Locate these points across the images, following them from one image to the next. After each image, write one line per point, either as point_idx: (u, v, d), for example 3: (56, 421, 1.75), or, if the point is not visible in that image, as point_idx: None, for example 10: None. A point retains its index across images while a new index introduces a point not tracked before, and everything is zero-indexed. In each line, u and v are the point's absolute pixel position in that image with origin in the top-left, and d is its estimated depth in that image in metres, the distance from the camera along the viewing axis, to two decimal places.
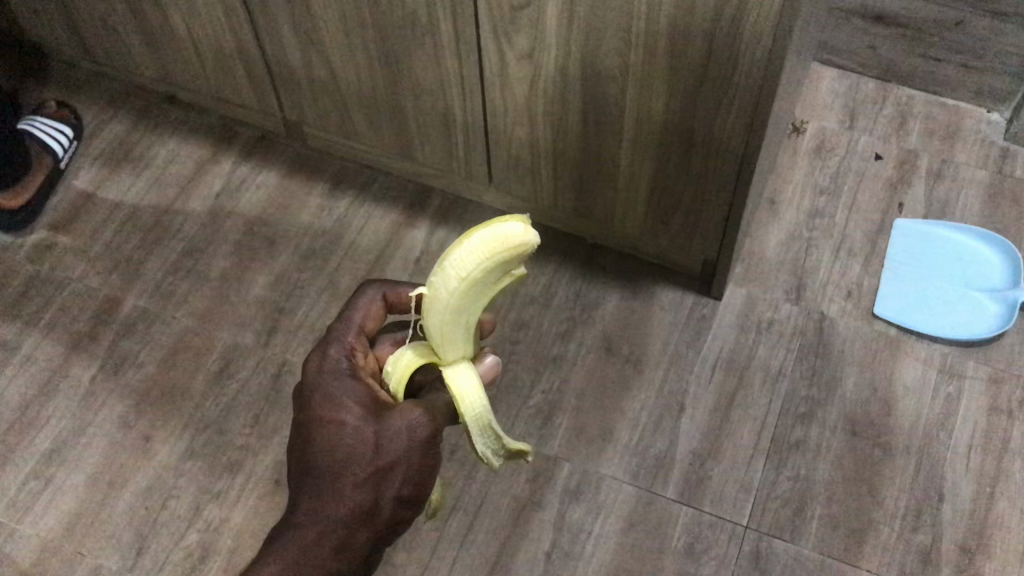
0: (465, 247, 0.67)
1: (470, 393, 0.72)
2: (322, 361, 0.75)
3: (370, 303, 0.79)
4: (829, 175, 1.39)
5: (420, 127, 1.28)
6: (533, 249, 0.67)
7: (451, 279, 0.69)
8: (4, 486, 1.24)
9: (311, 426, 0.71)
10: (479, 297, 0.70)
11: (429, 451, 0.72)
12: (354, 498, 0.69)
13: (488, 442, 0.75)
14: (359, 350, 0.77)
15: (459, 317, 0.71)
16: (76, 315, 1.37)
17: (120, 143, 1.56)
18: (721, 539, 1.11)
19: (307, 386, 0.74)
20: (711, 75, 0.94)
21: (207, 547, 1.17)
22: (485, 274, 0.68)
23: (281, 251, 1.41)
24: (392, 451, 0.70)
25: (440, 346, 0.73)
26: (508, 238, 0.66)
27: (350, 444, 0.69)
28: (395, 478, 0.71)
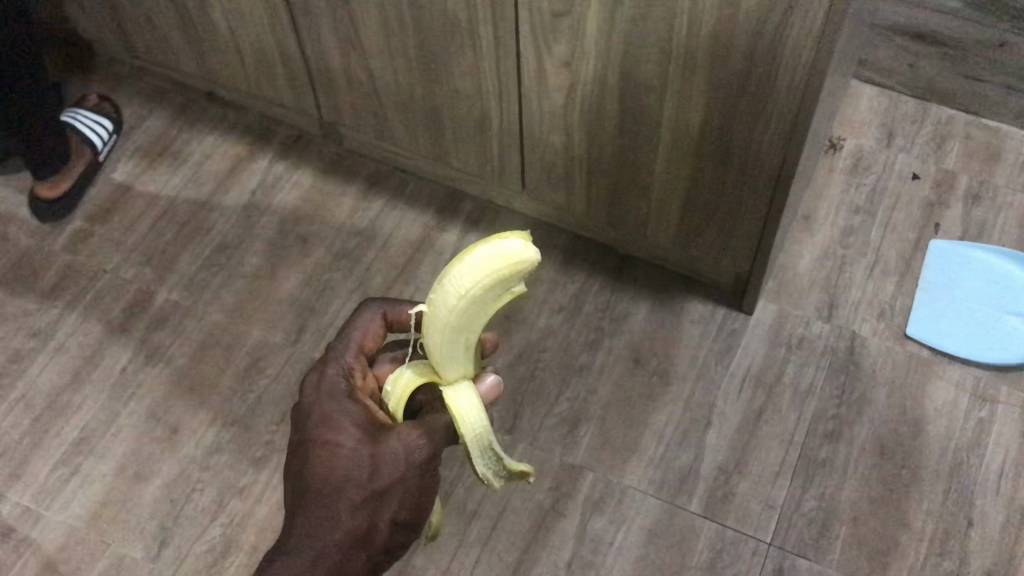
0: (465, 264, 0.67)
1: (468, 412, 0.70)
2: (321, 380, 0.74)
3: (369, 321, 0.78)
4: (865, 193, 1.37)
5: (456, 131, 1.29)
6: (534, 267, 0.66)
7: (451, 296, 0.68)
8: (33, 473, 1.25)
9: (306, 448, 0.70)
10: (480, 316, 0.70)
11: (427, 473, 0.71)
12: (349, 521, 0.68)
13: (490, 463, 0.73)
14: (357, 370, 0.77)
15: (459, 335, 0.70)
16: (109, 306, 1.39)
17: (160, 137, 1.58)
18: (744, 555, 1.11)
19: (305, 405, 0.73)
20: (750, 88, 0.93)
21: (230, 541, 1.18)
22: (485, 292, 0.67)
23: (313, 250, 1.41)
24: (388, 475, 0.69)
25: (441, 364, 0.72)
26: (509, 254, 0.66)
27: (346, 467, 0.69)
28: (392, 501, 0.70)
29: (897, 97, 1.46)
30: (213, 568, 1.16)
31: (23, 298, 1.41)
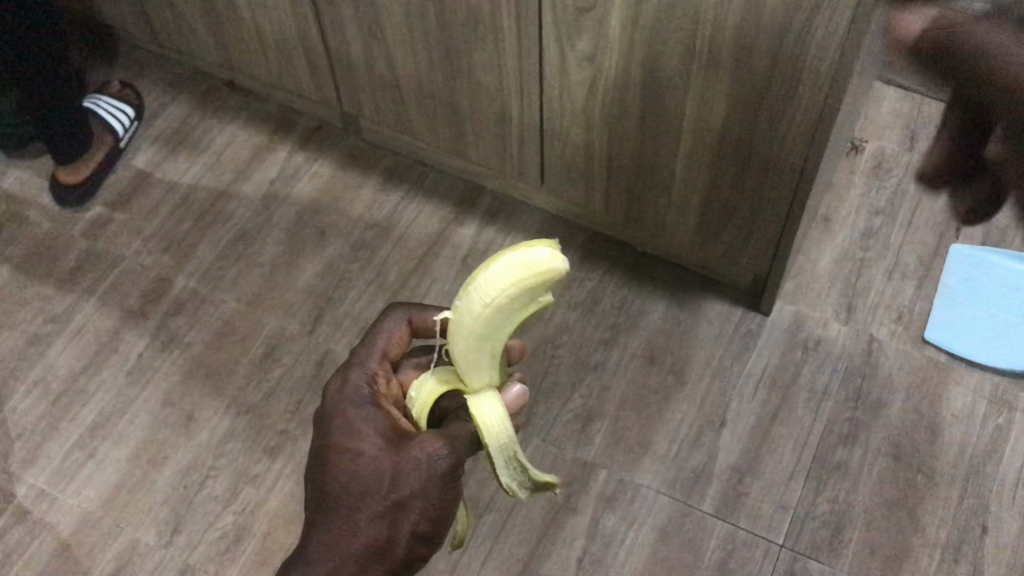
0: (490, 273, 0.68)
1: (492, 419, 0.70)
2: (344, 385, 0.73)
3: (394, 327, 0.77)
4: (886, 196, 1.36)
5: (476, 125, 1.28)
6: (561, 276, 0.67)
7: (477, 304, 0.68)
8: (49, 456, 1.26)
9: (328, 454, 0.70)
10: (506, 326, 0.70)
11: (449, 483, 0.70)
12: (368, 532, 0.68)
13: (513, 472, 0.73)
14: (381, 376, 0.75)
15: (484, 344, 0.70)
16: (127, 293, 1.40)
17: (181, 125, 1.58)
18: (756, 556, 1.10)
19: (327, 408, 0.72)
20: (773, 87, 0.93)
21: (242, 529, 1.18)
22: (512, 301, 0.68)
23: (330, 241, 1.42)
24: (409, 486, 0.68)
25: (465, 372, 0.72)
26: (536, 263, 0.67)
27: (366, 476, 0.68)
28: (412, 513, 0.69)
29: (920, 100, 1.45)
30: (225, 555, 1.17)
31: (43, 282, 1.42)
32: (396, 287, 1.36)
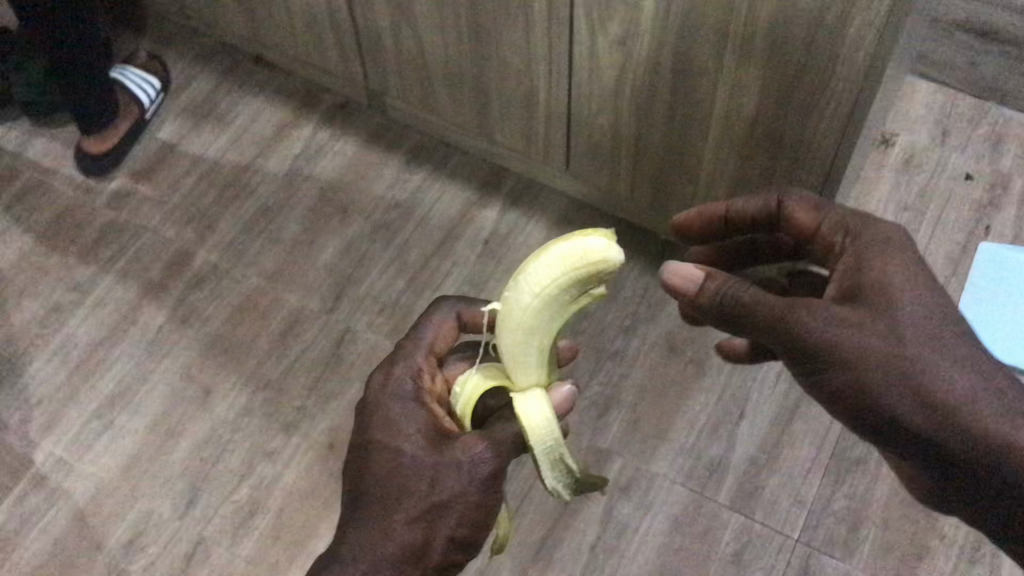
0: (542, 261, 0.67)
1: (537, 417, 0.69)
2: (387, 380, 0.73)
3: (442, 321, 0.77)
4: (915, 191, 1.35)
5: (503, 107, 1.27)
6: (615, 266, 0.65)
7: (526, 295, 0.68)
8: (67, 423, 1.27)
9: (368, 450, 0.70)
10: (556, 318, 0.69)
11: (490, 488, 0.69)
12: (404, 535, 0.66)
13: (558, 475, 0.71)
14: (426, 372, 0.75)
15: (533, 338, 0.69)
16: (149, 264, 1.40)
17: (206, 98, 1.58)
18: (770, 550, 1.10)
19: (368, 403, 0.72)
20: (806, 77, 0.91)
21: (256, 504, 1.19)
22: (562, 290, 0.67)
23: (353, 219, 1.41)
24: (449, 488, 0.67)
25: (514, 368, 0.71)
26: (589, 252, 0.65)
27: (405, 478, 0.67)
28: (451, 517, 0.68)
29: (954, 95, 1.43)
30: (239, 529, 1.17)
31: (65, 251, 1.42)
32: (417, 268, 1.36)
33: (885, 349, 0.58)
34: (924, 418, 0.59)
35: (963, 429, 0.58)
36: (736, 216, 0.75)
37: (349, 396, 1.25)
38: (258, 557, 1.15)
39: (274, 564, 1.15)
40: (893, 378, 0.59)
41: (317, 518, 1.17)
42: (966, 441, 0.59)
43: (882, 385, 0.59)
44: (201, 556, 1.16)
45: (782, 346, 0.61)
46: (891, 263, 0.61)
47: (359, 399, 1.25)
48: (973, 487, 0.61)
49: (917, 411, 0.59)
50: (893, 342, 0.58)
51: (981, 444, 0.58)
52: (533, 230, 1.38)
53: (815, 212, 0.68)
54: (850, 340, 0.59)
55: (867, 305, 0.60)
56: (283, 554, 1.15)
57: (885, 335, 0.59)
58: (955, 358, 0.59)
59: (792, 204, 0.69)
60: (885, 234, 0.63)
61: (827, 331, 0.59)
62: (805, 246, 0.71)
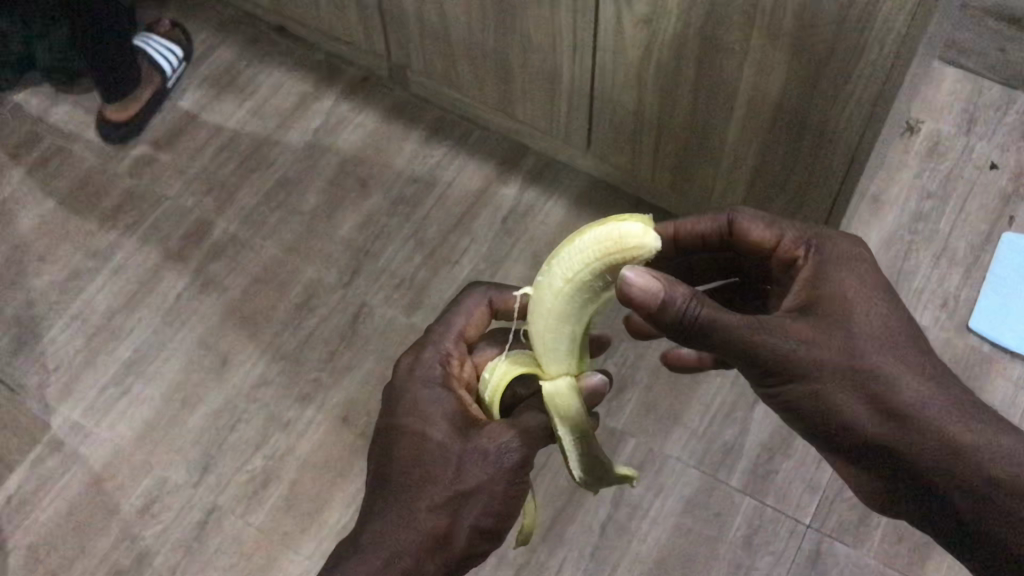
0: (575, 247, 0.67)
1: (571, 412, 0.70)
2: (416, 363, 0.74)
3: (473, 307, 0.79)
4: (939, 178, 1.33)
5: (525, 84, 1.27)
6: (650, 254, 0.64)
7: (558, 280, 0.68)
8: (85, 389, 1.28)
9: (395, 435, 0.70)
10: (587, 305, 0.69)
11: (517, 479, 0.69)
12: (428, 522, 0.66)
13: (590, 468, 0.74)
14: (455, 357, 0.76)
15: (563, 326, 0.70)
16: (169, 233, 1.41)
17: (228, 68, 1.58)
18: (781, 535, 1.10)
19: (396, 386, 0.73)
20: (833, 61, 0.90)
21: (270, 474, 1.19)
22: (593, 278, 0.67)
23: (372, 193, 1.41)
24: (474, 478, 0.67)
25: (543, 355, 0.72)
26: (623, 237, 0.64)
27: (431, 465, 0.67)
28: (476, 505, 0.67)
29: (982, 82, 1.41)
30: (253, 498, 1.18)
31: (85, 217, 1.43)
32: (435, 244, 1.35)
33: (840, 360, 0.58)
34: (881, 425, 0.58)
35: (919, 436, 0.58)
36: (687, 237, 0.74)
37: (364, 370, 1.26)
38: (271, 526, 1.16)
39: (286, 533, 1.15)
40: (850, 388, 0.58)
41: (330, 489, 1.18)
42: (922, 449, 0.58)
43: (839, 394, 0.58)
44: (214, 524, 1.17)
45: (738, 363, 0.58)
46: (846, 278, 0.60)
47: (375, 372, 1.25)
48: (928, 496, 0.61)
49: (873, 418, 0.59)
50: (849, 353, 0.58)
51: (938, 451, 0.58)
52: (552, 209, 1.37)
53: (772, 229, 0.68)
54: (809, 353, 0.57)
55: (824, 318, 0.59)
56: (295, 524, 1.16)
57: (841, 347, 0.58)
58: (912, 368, 0.58)
59: (744, 222, 0.69)
60: (839, 251, 0.63)
61: (785, 347, 0.57)
62: (763, 262, 0.71)
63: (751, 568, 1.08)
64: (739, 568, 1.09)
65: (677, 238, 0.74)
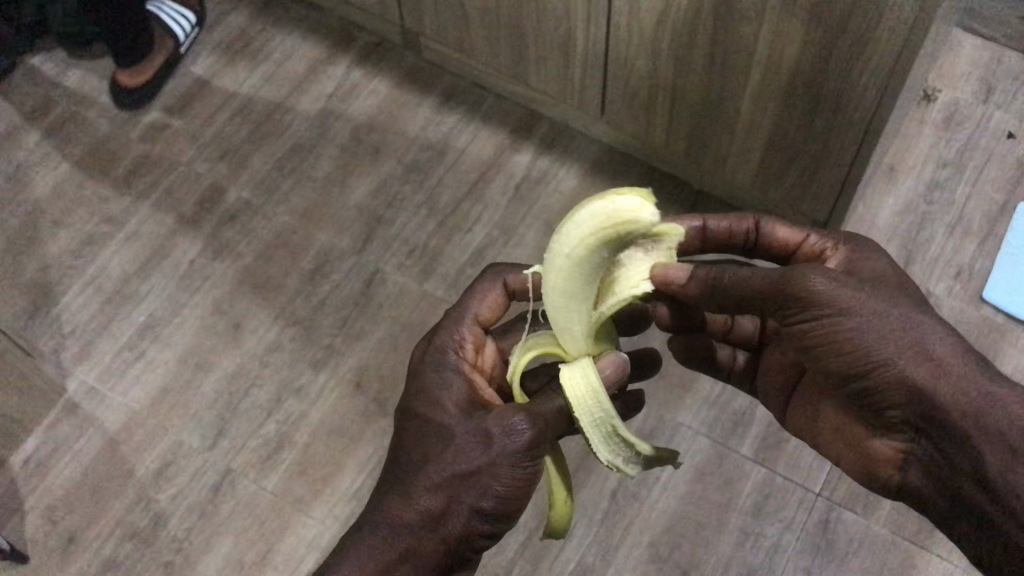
0: (571, 223, 0.65)
1: (576, 365, 0.70)
2: (429, 348, 0.75)
3: (488, 291, 0.79)
4: (955, 148, 1.32)
5: (539, 51, 1.26)
6: (646, 228, 0.61)
7: (558, 257, 0.67)
8: (99, 353, 1.29)
9: (405, 422, 0.71)
10: (589, 280, 0.68)
11: (526, 463, 0.66)
12: (425, 500, 0.66)
13: (611, 447, 0.71)
14: (470, 342, 0.76)
15: (570, 306, 0.70)
16: (183, 198, 1.41)
17: (241, 33, 1.57)
18: (790, 503, 1.10)
19: (410, 372, 0.75)
20: (851, 29, 0.89)
21: (284, 438, 1.20)
22: (591, 255, 0.65)
23: (385, 159, 1.41)
24: (472, 460, 0.66)
25: (561, 337, 0.73)
26: (617, 213, 0.62)
27: (432, 447, 0.68)
28: (476, 486, 0.66)
29: (1001, 51, 1.40)
30: (266, 463, 1.19)
31: (100, 182, 1.43)
32: (448, 211, 1.35)
33: (881, 305, 0.55)
34: (919, 367, 0.54)
35: (959, 384, 0.53)
36: (714, 234, 0.74)
37: (377, 336, 1.26)
38: (284, 490, 1.17)
39: (299, 497, 1.16)
40: (888, 330, 0.54)
41: (343, 453, 1.19)
42: (962, 401, 0.53)
43: (876, 333, 0.54)
44: (228, 487, 1.18)
45: (774, 299, 0.57)
46: (885, 265, 0.62)
47: (387, 339, 1.26)
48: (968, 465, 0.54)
49: (913, 361, 0.54)
50: (887, 297, 0.56)
51: (979, 405, 0.53)
52: (566, 177, 1.36)
53: (799, 231, 0.71)
54: (848, 291, 0.55)
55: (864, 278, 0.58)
56: (308, 489, 1.17)
57: (880, 292, 0.56)
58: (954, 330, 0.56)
59: (774, 224, 0.72)
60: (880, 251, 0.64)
61: (827, 282, 0.55)
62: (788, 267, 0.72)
63: (760, 536, 1.09)
64: (748, 535, 1.09)
65: (706, 232, 0.74)
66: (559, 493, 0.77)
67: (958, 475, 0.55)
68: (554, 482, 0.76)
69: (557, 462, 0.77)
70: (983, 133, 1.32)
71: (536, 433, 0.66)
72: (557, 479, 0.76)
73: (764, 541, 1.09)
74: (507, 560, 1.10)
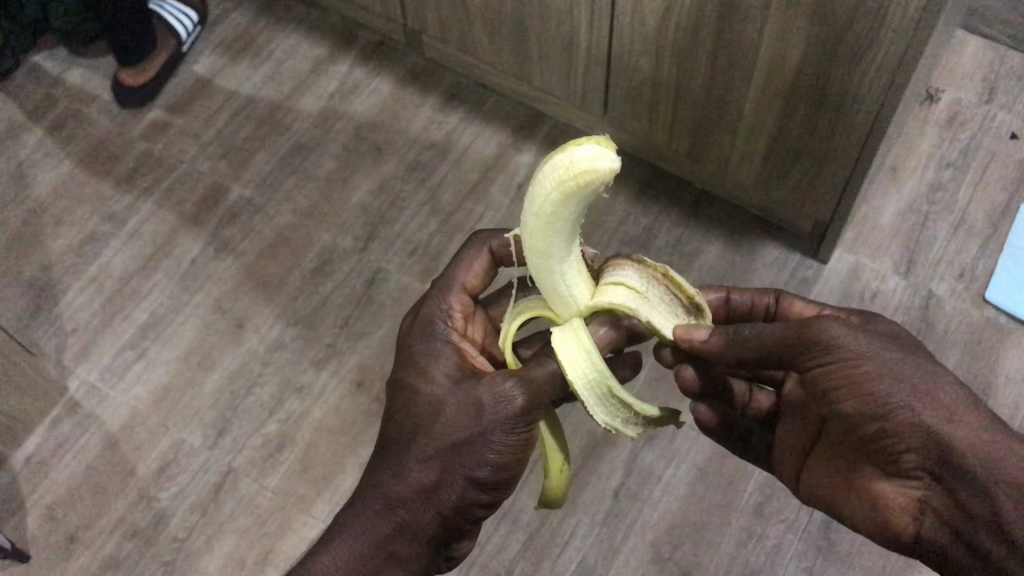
0: (538, 180, 0.63)
1: (570, 328, 0.67)
2: (417, 319, 0.75)
3: (473, 259, 0.78)
4: (958, 149, 1.32)
5: (542, 51, 1.26)
6: (606, 178, 0.58)
7: (529, 217, 0.65)
8: (101, 352, 1.29)
9: (396, 394, 0.71)
10: (562, 239, 0.65)
11: (518, 428, 0.66)
12: (417, 474, 0.66)
13: (611, 409, 0.68)
14: (458, 311, 0.76)
15: (552, 268, 0.67)
16: (185, 196, 1.41)
17: (244, 32, 1.57)
18: (793, 503, 1.10)
19: (400, 344, 0.75)
20: (854, 28, 0.89)
21: (285, 438, 1.20)
22: (561, 210, 0.62)
23: (387, 158, 1.41)
24: (464, 430, 0.65)
25: (550, 299, 0.70)
26: (575, 164, 0.59)
27: (421, 418, 0.67)
28: (469, 456, 0.66)
29: (1003, 52, 1.40)
30: (268, 461, 1.19)
31: (102, 181, 1.43)
32: (449, 210, 1.35)
33: (894, 350, 0.56)
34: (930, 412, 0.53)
35: (972, 431, 0.52)
36: (736, 306, 0.77)
37: (378, 336, 1.26)
38: (285, 489, 1.17)
39: (301, 496, 1.16)
40: (901, 375, 0.54)
41: (345, 453, 1.19)
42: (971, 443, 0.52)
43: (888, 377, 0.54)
44: (229, 486, 1.18)
45: (793, 346, 0.58)
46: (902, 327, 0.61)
47: (389, 337, 1.26)
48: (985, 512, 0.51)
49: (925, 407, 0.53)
50: (904, 348, 0.56)
51: (992, 450, 0.51)
52: None
53: (814, 306, 0.71)
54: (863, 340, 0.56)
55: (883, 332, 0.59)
56: (309, 488, 1.17)
57: (897, 344, 0.57)
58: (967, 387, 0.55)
59: (791, 298, 0.73)
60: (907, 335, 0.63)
61: (845, 330, 0.56)
62: None
63: (762, 536, 1.09)
64: (750, 536, 1.09)
65: (727, 304, 0.76)
66: (555, 460, 0.76)
67: (972, 529, 0.53)
68: (551, 451, 0.75)
69: (554, 430, 0.75)
70: (986, 133, 1.32)
71: (530, 399, 0.65)
72: (553, 445, 0.75)
73: (766, 541, 1.09)
74: (508, 560, 1.10)
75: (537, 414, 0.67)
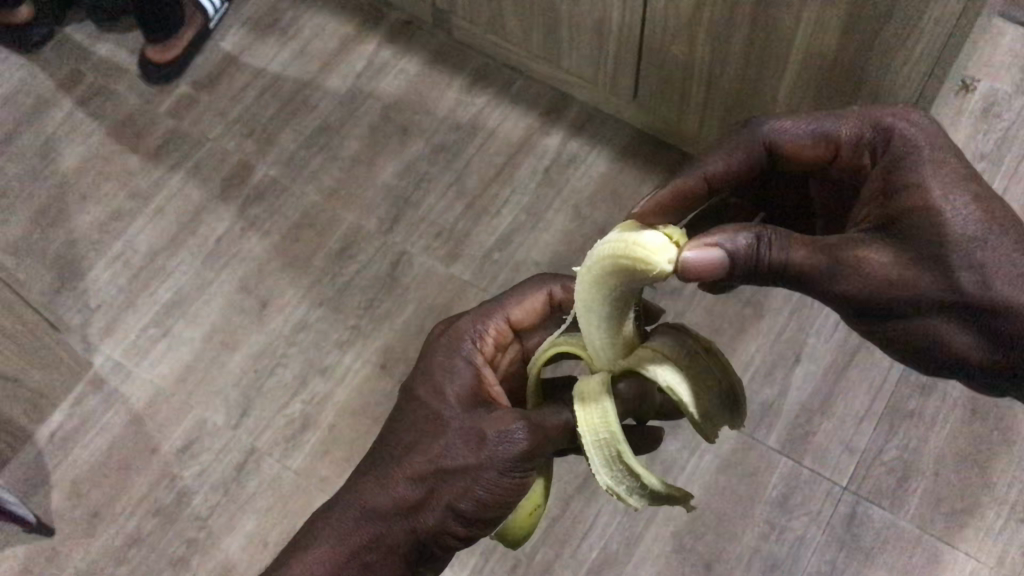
0: (603, 240, 0.61)
1: (598, 410, 0.65)
2: (451, 328, 0.75)
3: (530, 295, 0.79)
4: (994, 140, 1.30)
5: (572, 33, 1.25)
6: (660, 274, 0.56)
7: (584, 266, 0.63)
8: (127, 327, 1.29)
9: (405, 402, 0.71)
10: (609, 301, 0.63)
11: (515, 472, 0.65)
12: (405, 489, 0.66)
13: (616, 472, 0.66)
14: (490, 335, 0.76)
15: (592, 320, 0.66)
16: (210, 174, 1.41)
17: (270, 9, 1.56)
18: (816, 495, 1.10)
19: (427, 347, 0.75)
20: (897, 18, 0.87)
21: (309, 418, 1.20)
22: (612, 277, 0.61)
23: (413, 140, 1.40)
24: (462, 458, 0.65)
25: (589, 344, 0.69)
26: (636, 246, 0.57)
27: (423, 436, 0.68)
28: (458, 486, 0.65)
29: None
30: (291, 442, 1.19)
31: (129, 157, 1.43)
32: (475, 193, 1.34)
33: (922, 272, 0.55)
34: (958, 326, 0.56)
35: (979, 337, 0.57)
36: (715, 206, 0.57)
37: (402, 320, 1.26)
38: (308, 470, 1.17)
39: (323, 477, 1.17)
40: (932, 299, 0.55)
41: (367, 436, 1.19)
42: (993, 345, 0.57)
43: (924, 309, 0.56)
44: (253, 465, 1.18)
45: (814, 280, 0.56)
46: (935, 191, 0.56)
47: (413, 320, 1.26)
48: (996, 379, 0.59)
49: (954, 323, 0.56)
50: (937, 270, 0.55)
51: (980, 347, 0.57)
52: (595, 161, 1.35)
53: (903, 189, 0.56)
54: (873, 253, 0.56)
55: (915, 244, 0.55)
56: (332, 469, 1.17)
57: (931, 269, 0.55)
58: (963, 182, 0.56)
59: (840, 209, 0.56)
60: (856, 120, 0.62)
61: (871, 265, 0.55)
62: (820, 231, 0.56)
63: (785, 528, 1.08)
64: (773, 527, 1.09)
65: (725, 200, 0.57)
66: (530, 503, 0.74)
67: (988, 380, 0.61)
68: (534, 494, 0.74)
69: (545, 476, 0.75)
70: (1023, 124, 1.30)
71: (534, 445, 0.65)
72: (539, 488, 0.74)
73: (789, 533, 1.08)
74: (529, 546, 1.10)
75: (536, 462, 0.67)
